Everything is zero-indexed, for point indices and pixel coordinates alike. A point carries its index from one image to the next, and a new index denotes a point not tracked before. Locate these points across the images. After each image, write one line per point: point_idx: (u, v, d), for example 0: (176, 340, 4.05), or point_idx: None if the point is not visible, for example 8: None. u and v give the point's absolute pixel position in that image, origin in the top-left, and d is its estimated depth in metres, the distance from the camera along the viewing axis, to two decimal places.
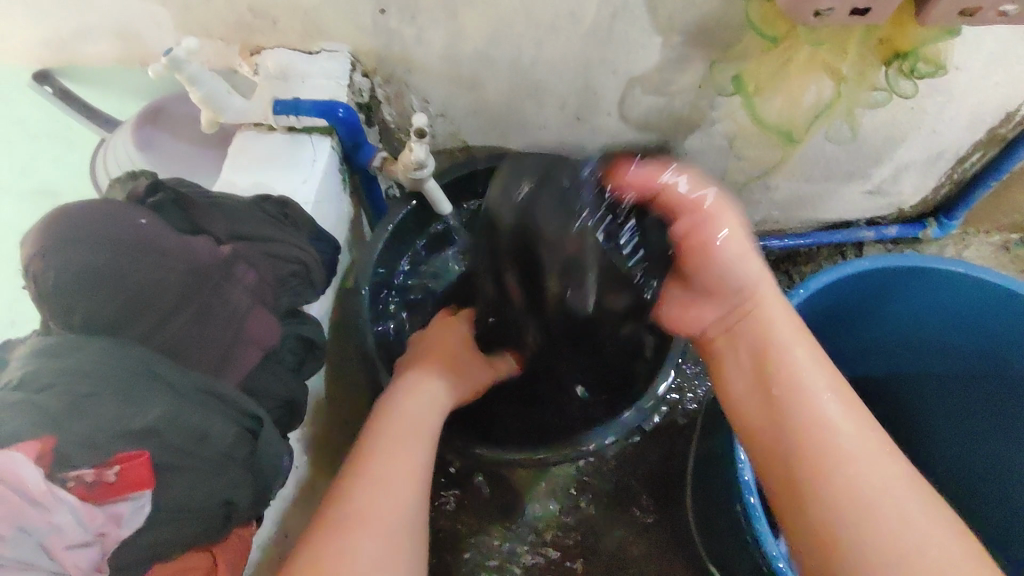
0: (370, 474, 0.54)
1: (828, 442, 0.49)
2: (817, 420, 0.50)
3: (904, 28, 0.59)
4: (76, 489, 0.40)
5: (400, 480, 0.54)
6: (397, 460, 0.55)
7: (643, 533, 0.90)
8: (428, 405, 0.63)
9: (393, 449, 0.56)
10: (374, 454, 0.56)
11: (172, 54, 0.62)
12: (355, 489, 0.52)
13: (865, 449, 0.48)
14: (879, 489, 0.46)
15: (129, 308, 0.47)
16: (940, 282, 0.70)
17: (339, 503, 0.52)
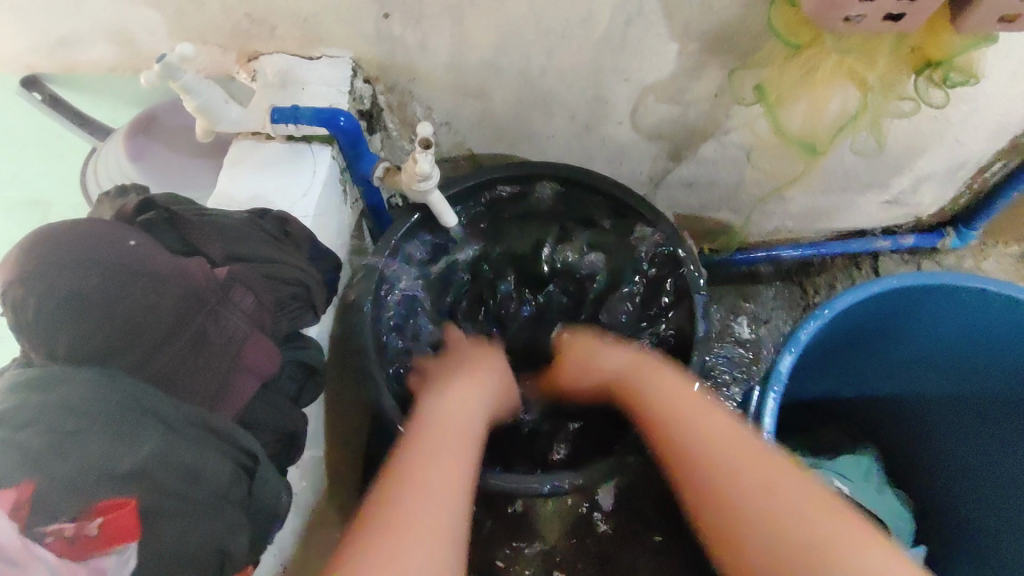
0: (432, 461, 0.52)
1: (716, 458, 0.53)
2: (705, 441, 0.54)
3: (936, 35, 0.56)
4: (55, 544, 0.36)
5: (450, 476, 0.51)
6: (444, 456, 0.53)
7: (656, 561, 0.86)
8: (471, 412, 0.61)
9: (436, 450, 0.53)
10: (417, 466, 0.51)
11: (165, 60, 0.58)
12: (402, 492, 0.49)
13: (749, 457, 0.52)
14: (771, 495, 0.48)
15: (117, 337, 0.44)
16: (967, 300, 0.67)
17: (386, 503, 0.48)
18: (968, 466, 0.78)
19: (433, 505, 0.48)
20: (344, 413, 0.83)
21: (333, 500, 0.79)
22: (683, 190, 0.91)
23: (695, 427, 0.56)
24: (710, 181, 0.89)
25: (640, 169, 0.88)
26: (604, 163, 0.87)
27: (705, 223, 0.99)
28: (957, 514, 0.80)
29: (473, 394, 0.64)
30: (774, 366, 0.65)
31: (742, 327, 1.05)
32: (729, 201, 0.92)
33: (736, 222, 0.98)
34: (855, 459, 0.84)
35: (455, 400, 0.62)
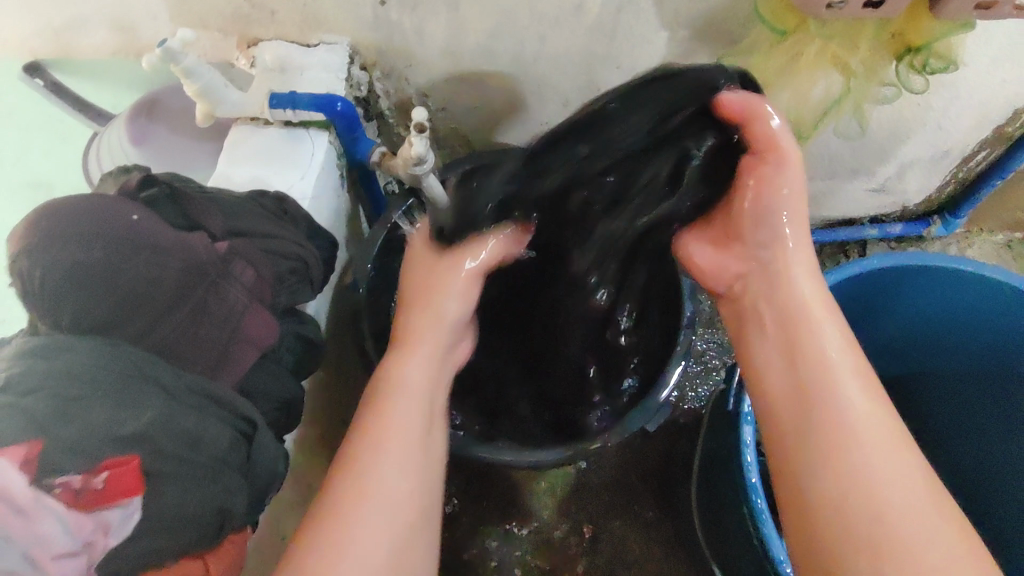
0: (388, 436, 0.54)
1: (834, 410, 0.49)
2: (843, 419, 0.48)
3: (918, 22, 0.57)
4: (63, 496, 0.38)
5: (393, 486, 0.51)
6: (394, 464, 0.52)
7: (646, 532, 0.88)
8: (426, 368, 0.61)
9: (390, 446, 0.53)
10: (376, 457, 0.52)
11: (166, 46, 0.60)
12: (363, 473, 0.51)
13: (883, 439, 0.47)
14: (879, 484, 0.45)
15: (120, 308, 0.45)
16: (944, 281, 0.69)
17: (350, 480, 0.51)
18: (944, 442, 0.81)
19: (393, 485, 0.51)
20: (341, 393, 0.84)
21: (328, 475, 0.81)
22: None
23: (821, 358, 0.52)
24: None
25: None
26: None
27: None
28: None
29: (428, 347, 0.63)
30: None
31: None
32: None
33: None
34: None
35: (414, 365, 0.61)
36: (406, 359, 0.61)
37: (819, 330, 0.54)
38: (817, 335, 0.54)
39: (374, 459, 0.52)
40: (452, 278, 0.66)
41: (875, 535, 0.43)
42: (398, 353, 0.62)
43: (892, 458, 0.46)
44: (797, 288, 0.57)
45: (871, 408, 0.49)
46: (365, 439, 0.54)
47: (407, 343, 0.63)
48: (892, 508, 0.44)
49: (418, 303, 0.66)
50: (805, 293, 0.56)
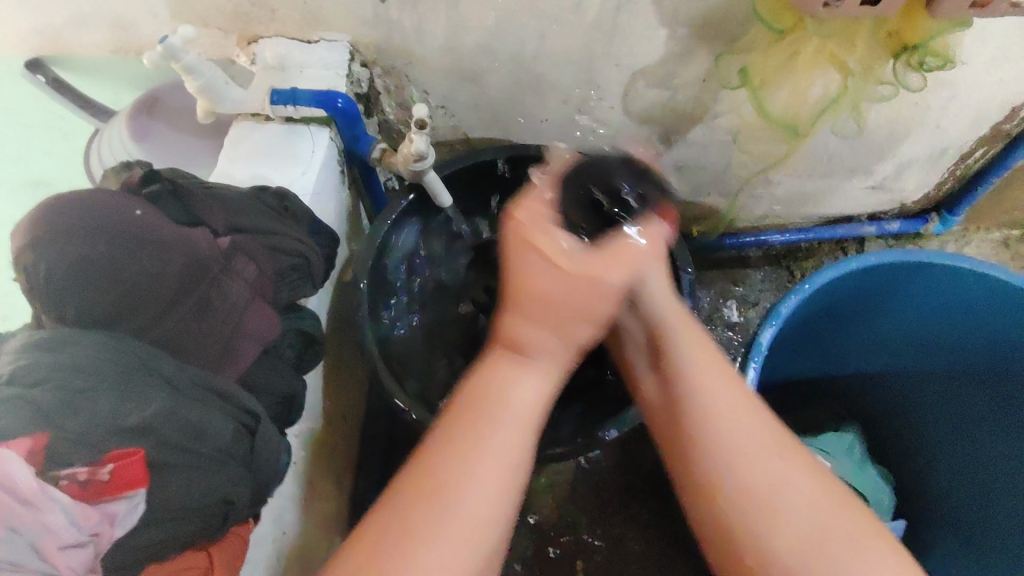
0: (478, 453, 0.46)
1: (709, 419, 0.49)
2: (724, 436, 0.48)
3: (913, 20, 0.58)
4: (69, 488, 0.38)
5: (477, 532, 0.44)
6: (487, 493, 0.45)
7: (645, 530, 0.89)
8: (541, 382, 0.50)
9: (485, 468, 0.45)
10: (464, 476, 0.45)
11: (168, 42, 0.60)
12: (442, 490, 0.44)
13: (757, 452, 0.48)
14: (776, 498, 0.46)
15: (124, 302, 0.46)
16: (941, 277, 0.69)
17: (429, 495, 0.44)
18: (942, 440, 0.81)
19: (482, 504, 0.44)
20: (343, 388, 0.85)
21: (330, 471, 0.81)
22: (673, 174, 0.94)
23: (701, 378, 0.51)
24: (700, 166, 0.91)
25: None
26: None
27: (694, 208, 1.01)
28: (934, 487, 0.83)
29: (555, 350, 0.50)
30: (756, 338, 0.67)
31: (730, 310, 1.08)
32: (717, 184, 0.95)
33: (725, 207, 1.00)
34: (836, 435, 0.87)
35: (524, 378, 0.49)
36: (512, 369, 0.49)
37: (690, 347, 0.52)
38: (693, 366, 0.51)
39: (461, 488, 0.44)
40: (587, 286, 0.48)
41: (759, 531, 0.46)
42: (506, 361, 0.49)
43: (773, 461, 0.47)
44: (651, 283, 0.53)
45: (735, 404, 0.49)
46: (446, 448, 0.46)
47: (520, 348, 0.49)
48: (774, 514, 0.46)
49: (520, 292, 0.49)
50: (661, 304, 0.54)
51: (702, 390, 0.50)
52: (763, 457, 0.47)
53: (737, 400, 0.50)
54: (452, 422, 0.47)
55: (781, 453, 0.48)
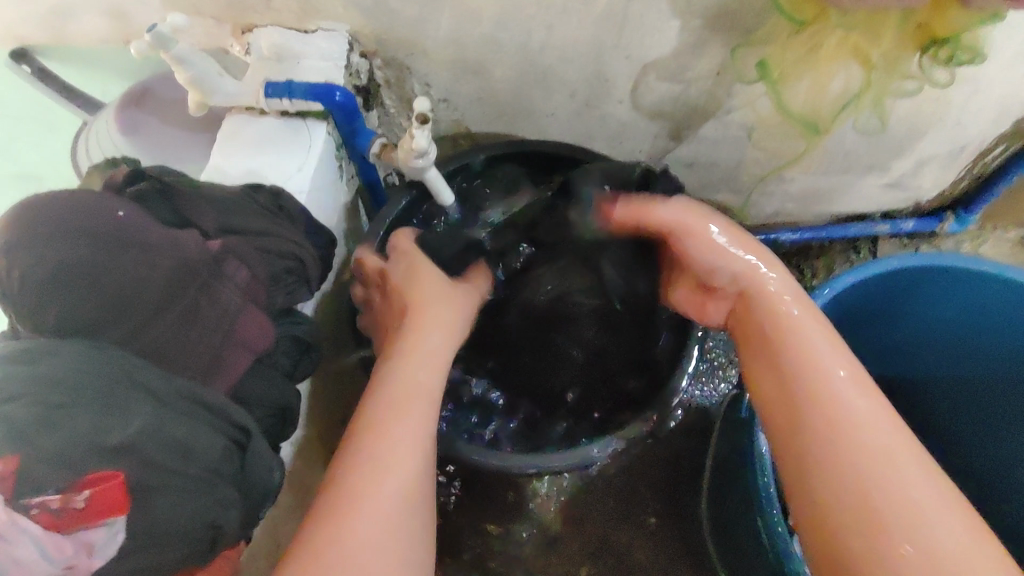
0: (373, 451, 0.51)
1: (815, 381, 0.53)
2: (810, 355, 0.54)
3: (942, 11, 0.54)
4: (40, 517, 0.35)
5: (388, 474, 0.50)
6: (403, 444, 0.52)
7: (651, 539, 0.86)
8: (428, 367, 0.58)
9: (388, 452, 0.51)
10: (364, 468, 0.50)
11: (157, 31, 0.57)
12: (354, 485, 0.49)
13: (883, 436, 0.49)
14: (858, 430, 0.50)
15: (107, 309, 0.43)
16: (967, 283, 0.67)
17: (341, 489, 0.49)
18: (959, 447, 0.79)
19: (382, 485, 0.49)
20: (340, 391, 0.82)
21: (327, 477, 0.79)
22: (682, 170, 0.90)
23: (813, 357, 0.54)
24: (710, 162, 0.88)
25: (640, 148, 0.87)
26: (603, 142, 0.86)
27: (704, 205, 0.98)
28: None
29: (416, 366, 0.57)
30: None
31: None
32: (728, 181, 0.91)
33: (736, 204, 0.97)
34: None
35: (412, 371, 0.57)
36: (409, 358, 0.58)
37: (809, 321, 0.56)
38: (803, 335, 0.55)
39: (388, 448, 0.52)
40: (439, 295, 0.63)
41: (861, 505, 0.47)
42: (398, 365, 0.57)
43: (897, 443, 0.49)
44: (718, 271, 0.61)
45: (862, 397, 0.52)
46: (360, 457, 0.51)
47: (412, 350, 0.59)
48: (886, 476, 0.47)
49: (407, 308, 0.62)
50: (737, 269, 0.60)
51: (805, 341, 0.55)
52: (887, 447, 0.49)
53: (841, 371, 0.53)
54: (382, 373, 0.57)
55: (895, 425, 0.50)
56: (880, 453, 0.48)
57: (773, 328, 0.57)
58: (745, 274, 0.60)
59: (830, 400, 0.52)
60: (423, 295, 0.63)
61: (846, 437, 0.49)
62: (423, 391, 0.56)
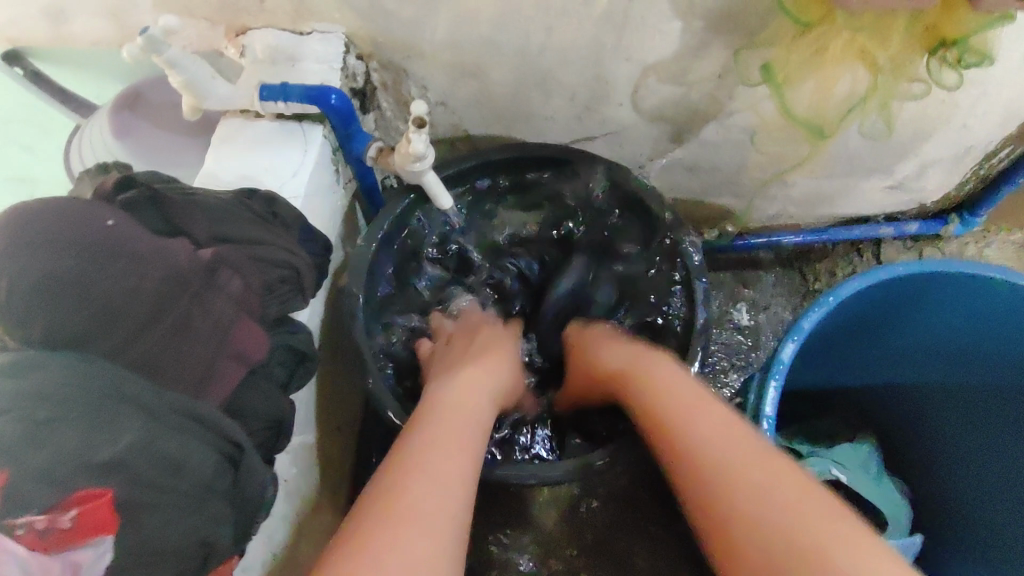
0: (425, 451, 0.50)
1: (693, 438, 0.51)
2: (684, 413, 0.54)
3: (953, 12, 0.53)
4: (25, 538, 0.34)
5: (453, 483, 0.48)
6: (461, 457, 0.51)
7: (653, 546, 0.85)
8: (482, 399, 0.59)
9: (441, 454, 0.50)
10: (418, 465, 0.49)
11: (148, 33, 0.56)
12: (408, 480, 0.47)
13: (762, 476, 0.47)
14: (728, 466, 0.48)
15: (95, 321, 0.42)
16: (975, 289, 0.66)
17: (396, 482, 0.47)
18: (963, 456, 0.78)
19: (438, 482, 0.48)
20: (338, 398, 0.81)
21: (325, 485, 0.78)
22: (683, 173, 0.89)
23: (691, 416, 0.53)
24: (712, 165, 0.87)
25: (641, 151, 0.85)
26: (603, 145, 0.85)
27: (705, 208, 0.97)
28: (954, 505, 0.79)
29: (469, 395, 0.59)
30: (775, 353, 0.64)
31: (740, 313, 1.04)
32: (730, 185, 0.90)
33: (737, 208, 0.96)
34: (852, 447, 0.84)
35: (466, 397, 0.58)
36: (465, 385, 0.60)
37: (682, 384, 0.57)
38: (678, 397, 0.56)
39: (440, 454, 0.50)
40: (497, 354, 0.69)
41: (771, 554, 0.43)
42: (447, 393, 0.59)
43: (780, 480, 0.46)
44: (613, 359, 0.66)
45: (739, 441, 0.50)
46: (411, 458, 0.49)
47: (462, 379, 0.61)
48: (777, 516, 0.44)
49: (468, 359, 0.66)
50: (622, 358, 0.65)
51: (678, 400, 0.55)
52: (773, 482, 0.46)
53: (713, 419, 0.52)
54: (435, 400, 0.58)
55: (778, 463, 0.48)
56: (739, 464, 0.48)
57: (650, 394, 0.58)
58: (633, 358, 0.64)
59: (688, 433, 0.52)
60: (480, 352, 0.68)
61: (728, 490, 0.47)
62: (480, 417, 0.57)
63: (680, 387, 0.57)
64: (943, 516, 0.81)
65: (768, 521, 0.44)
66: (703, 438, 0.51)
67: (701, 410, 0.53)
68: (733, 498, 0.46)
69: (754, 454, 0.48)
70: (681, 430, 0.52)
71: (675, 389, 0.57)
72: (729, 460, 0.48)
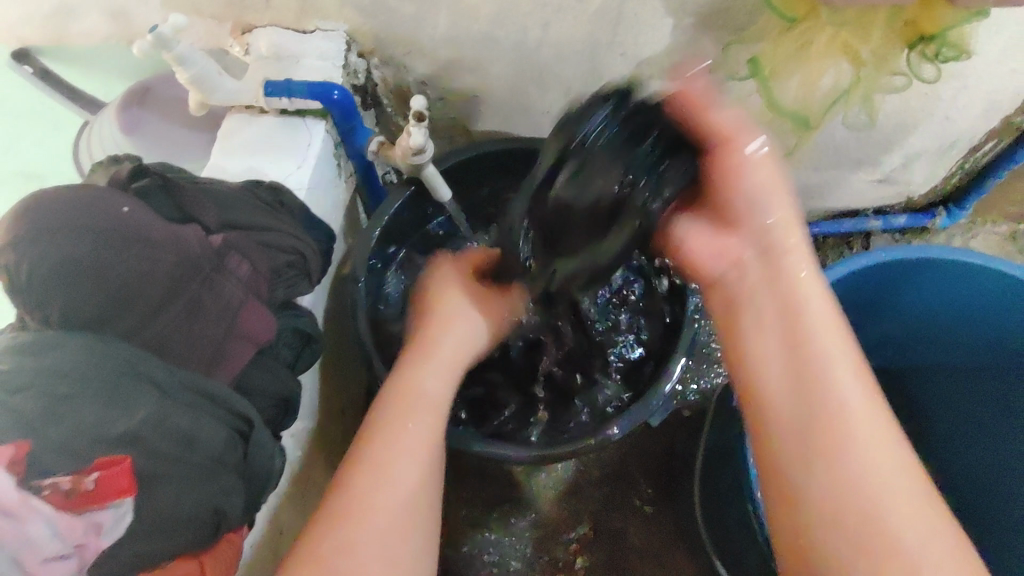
0: (377, 443, 0.52)
1: (818, 397, 0.46)
2: (820, 362, 0.47)
3: (932, 9, 0.56)
4: (51, 498, 0.37)
5: (402, 493, 0.50)
6: (415, 447, 0.53)
7: (646, 524, 0.88)
8: (443, 374, 0.58)
9: (402, 445, 0.52)
10: (377, 458, 0.51)
11: (158, 32, 0.58)
12: (366, 476, 0.50)
13: (875, 443, 0.45)
14: (849, 423, 0.45)
15: (113, 303, 0.44)
16: (956, 275, 0.68)
17: (354, 480, 0.50)
18: (947, 438, 0.81)
19: (394, 474, 0.51)
20: (341, 385, 0.83)
21: (327, 471, 0.79)
22: None
23: (825, 366, 0.47)
24: None
25: None
26: None
27: None
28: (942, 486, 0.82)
29: (436, 369, 0.58)
30: None
31: None
32: None
33: None
34: None
35: (432, 373, 0.58)
36: (423, 367, 0.58)
37: (824, 315, 0.49)
38: (819, 331, 0.49)
39: (392, 444, 0.52)
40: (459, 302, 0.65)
41: (868, 524, 0.42)
42: (416, 363, 0.58)
43: (883, 445, 0.45)
44: (777, 228, 0.53)
45: (865, 401, 0.46)
46: (370, 451, 0.52)
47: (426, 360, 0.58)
48: (876, 487, 0.43)
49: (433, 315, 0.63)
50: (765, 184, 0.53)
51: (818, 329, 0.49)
52: (886, 457, 0.44)
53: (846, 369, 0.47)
54: (397, 379, 0.57)
55: (890, 428, 0.46)
56: (868, 443, 0.45)
57: (797, 303, 0.50)
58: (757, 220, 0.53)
59: (822, 394, 0.46)
60: (451, 311, 0.64)
61: (841, 455, 0.44)
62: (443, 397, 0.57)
63: (814, 309, 0.50)
64: None
65: (871, 493, 0.43)
66: (831, 400, 0.46)
67: (836, 348, 0.48)
68: (844, 466, 0.44)
69: (874, 418, 0.46)
70: (815, 379, 0.47)
71: (810, 312, 0.49)
72: (850, 424, 0.45)
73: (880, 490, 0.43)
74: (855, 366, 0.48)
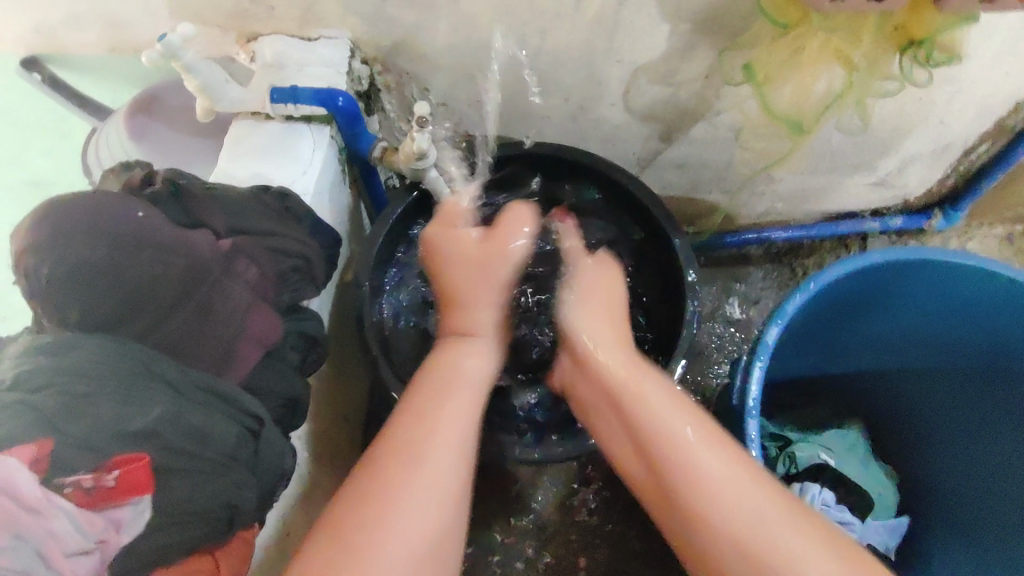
0: (400, 446, 0.51)
1: (652, 441, 0.52)
2: (643, 409, 0.54)
3: (920, 14, 0.57)
4: (73, 494, 0.38)
5: (450, 457, 0.50)
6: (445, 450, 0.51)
7: (647, 529, 0.89)
8: (483, 357, 0.59)
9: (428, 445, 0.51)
10: (399, 467, 0.49)
11: (166, 40, 0.59)
12: (387, 482, 0.49)
13: (711, 467, 0.50)
14: (678, 458, 0.51)
15: (125, 305, 0.46)
16: (951, 275, 0.69)
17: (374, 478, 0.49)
18: (942, 440, 0.81)
19: (418, 486, 0.48)
20: (346, 387, 0.85)
21: (333, 473, 0.81)
22: (674, 171, 0.93)
23: (646, 412, 0.54)
24: (702, 162, 0.90)
25: (632, 150, 0.89)
26: (596, 144, 0.89)
27: (697, 204, 1.01)
28: (941, 485, 0.82)
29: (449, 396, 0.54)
30: (761, 337, 0.67)
31: (733, 307, 1.07)
32: (719, 181, 0.94)
33: (725, 203, 1.00)
34: (838, 433, 0.87)
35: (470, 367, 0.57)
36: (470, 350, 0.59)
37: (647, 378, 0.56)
38: (638, 386, 0.56)
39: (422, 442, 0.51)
40: (477, 268, 0.62)
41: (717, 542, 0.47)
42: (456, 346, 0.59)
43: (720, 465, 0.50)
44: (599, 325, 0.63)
45: (694, 434, 0.51)
46: (385, 459, 0.50)
47: (472, 334, 0.61)
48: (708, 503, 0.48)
49: (461, 285, 0.62)
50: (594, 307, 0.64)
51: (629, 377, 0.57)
52: (729, 480, 0.49)
53: (675, 411, 0.54)
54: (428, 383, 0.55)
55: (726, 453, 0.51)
56: (700, 469, 0.50)
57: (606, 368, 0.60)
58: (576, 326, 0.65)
59: (649, 435, 0.53)
60: (495, 279, 0.62)
61: (684, 484, 0.49)
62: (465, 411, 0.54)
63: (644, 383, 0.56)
64: (926, 496, 0.84)
65: (708, 511, 0.48)
66: (659, 438, 0.52)
67: (654, 394, 0.55)
68: (686, 494, 0.49)
69: (706, 445, 0.51)
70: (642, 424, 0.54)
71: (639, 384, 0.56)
72: (675, 458, 0.51)
73: (720, 504, 0.48)
74: (680, 409, 0.54)
